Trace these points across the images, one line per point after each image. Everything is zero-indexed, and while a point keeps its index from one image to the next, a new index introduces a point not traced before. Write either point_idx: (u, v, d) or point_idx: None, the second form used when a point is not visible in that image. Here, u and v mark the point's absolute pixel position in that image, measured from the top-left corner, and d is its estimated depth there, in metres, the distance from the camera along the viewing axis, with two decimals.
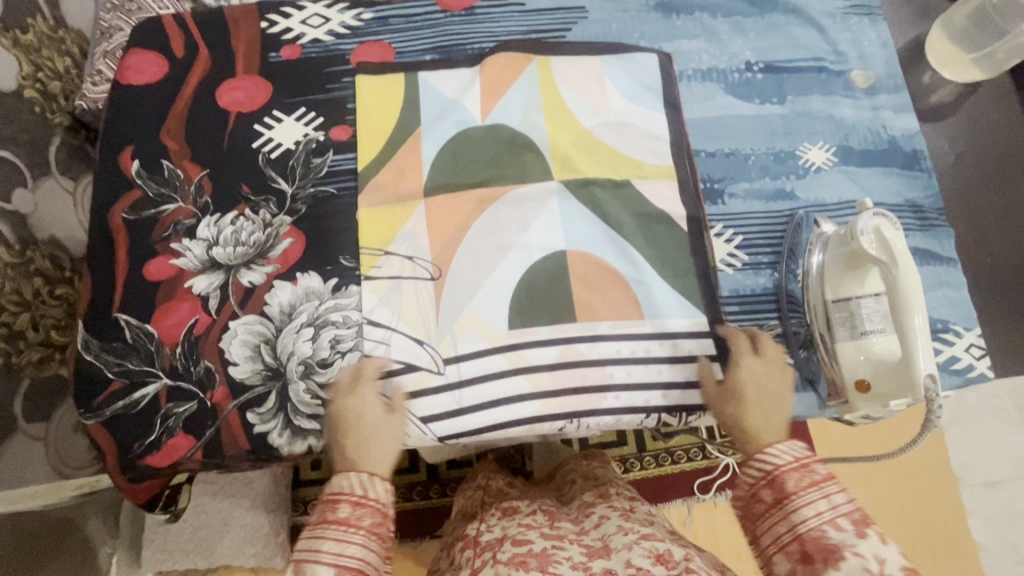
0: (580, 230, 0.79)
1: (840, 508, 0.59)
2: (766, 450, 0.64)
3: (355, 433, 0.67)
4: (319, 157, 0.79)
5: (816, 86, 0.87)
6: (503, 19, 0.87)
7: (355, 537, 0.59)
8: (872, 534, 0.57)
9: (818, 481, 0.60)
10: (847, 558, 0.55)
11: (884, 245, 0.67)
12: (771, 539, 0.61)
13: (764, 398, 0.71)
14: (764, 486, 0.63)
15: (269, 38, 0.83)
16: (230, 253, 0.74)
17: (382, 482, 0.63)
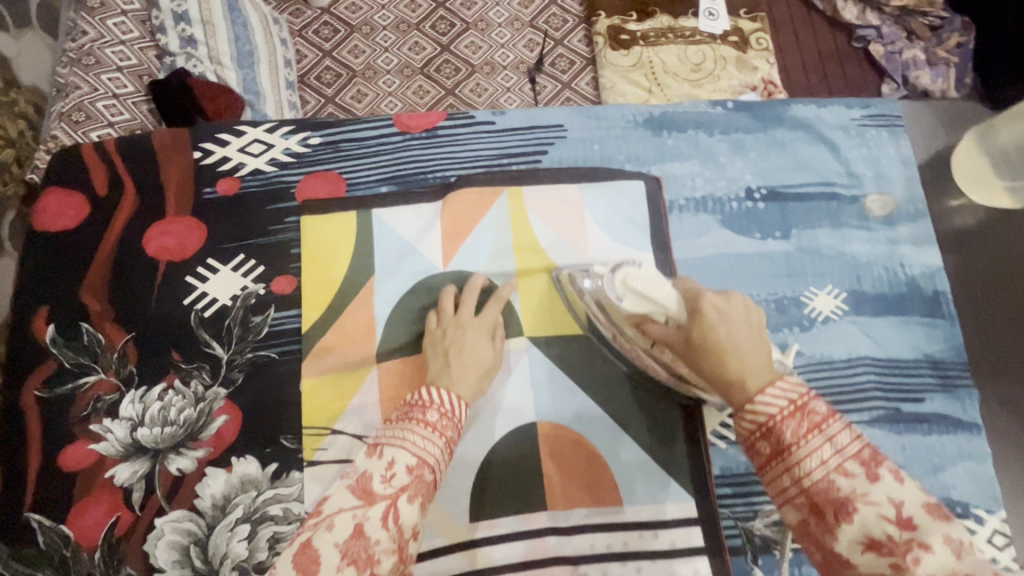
0: (553, 398, 0.70)
1: (848, 451, 0.45)
2: (758, 396, 0.49)
3: (457, 343, 0.65)
4: (259, 315, 0.70)
5: (825, 216, 0.77)
6: (471, 142, 0.77)
7: (438, 441, 0.55)
8: (887, 475, 0.44)
9: (820, 424, 0.46)
10: (859, 512, 0.43)
11: (634, 293, 0.62)
12: (778, 492, 0.48)
13: (718, 325, 0.56)
14: (760, 437, 0.49)
15: (204, 170, 0.74)
16: (157, 434, 0.66)
17: (466, 405, 0.60)
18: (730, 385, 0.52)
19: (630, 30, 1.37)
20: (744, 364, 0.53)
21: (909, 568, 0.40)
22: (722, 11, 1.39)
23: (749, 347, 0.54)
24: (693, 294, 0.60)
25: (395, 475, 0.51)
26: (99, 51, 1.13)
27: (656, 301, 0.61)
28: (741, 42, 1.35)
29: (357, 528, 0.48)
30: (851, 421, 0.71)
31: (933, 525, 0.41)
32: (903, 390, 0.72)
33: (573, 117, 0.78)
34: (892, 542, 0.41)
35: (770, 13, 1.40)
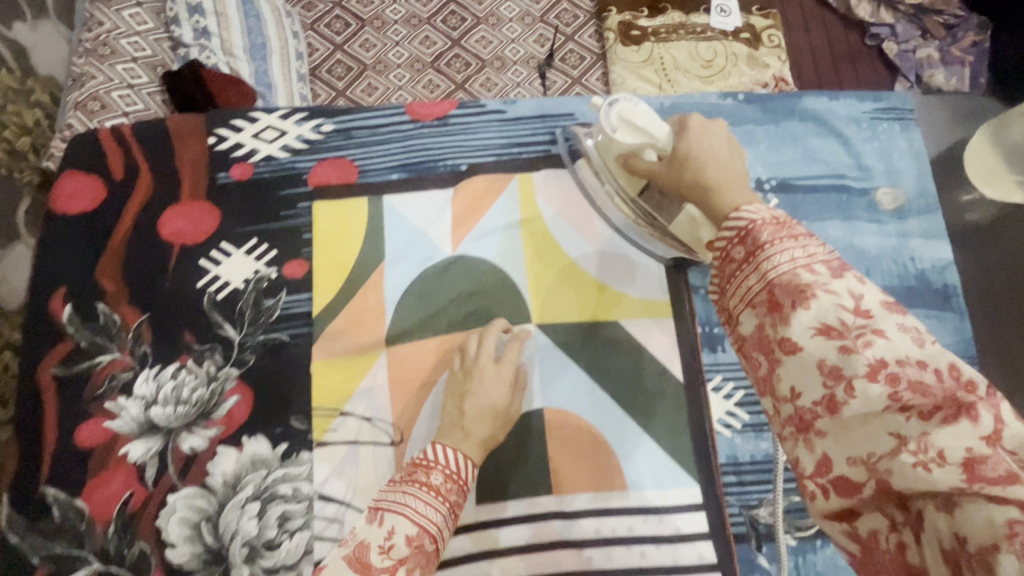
0: (560, 385, 0.71)
1: (818, 257, 0.42)
2: (739, 210, 0.48)
3: (477, 385, 0.65)
4: (271, 298, 0.71)
5: (835, 208, 0.77)
6: (482, 129, 0.77)
7: (440, 506, 0.56)
8: (852, 276, 0.41)
9: (798, 234, 0.44)
10: (818, 298, 0.40)
11: (625, 122, 0.64)
12: (736, 296, 0.45)
13: (705, 166, 0.55)
14: (737, 244, 0.46)
15: (217, 155, 0.74)
16: (170, 413, 0.67)
17: (474, 468, 0.60)
18: (707, 191, 0.53)
19: (640, 26, 1.37)
20: (723, 174, 0.54)
21: (857, 351, 0.37)
22: (734, 8, 1.38)
23: (727, 158, 0.56)
24: (680, 121, 0.61)
25: (394, 545, 0.52)
26: (116, 41, 1.14)
27: (646, 132, 0.62)
28: (753, 39, 1.34)
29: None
30: None
31: (888, 316, 0.38)
32: None
33: (583, 106, 0.79)
34: (844, 327, 0.38)
35: (783, 10, 1.39)
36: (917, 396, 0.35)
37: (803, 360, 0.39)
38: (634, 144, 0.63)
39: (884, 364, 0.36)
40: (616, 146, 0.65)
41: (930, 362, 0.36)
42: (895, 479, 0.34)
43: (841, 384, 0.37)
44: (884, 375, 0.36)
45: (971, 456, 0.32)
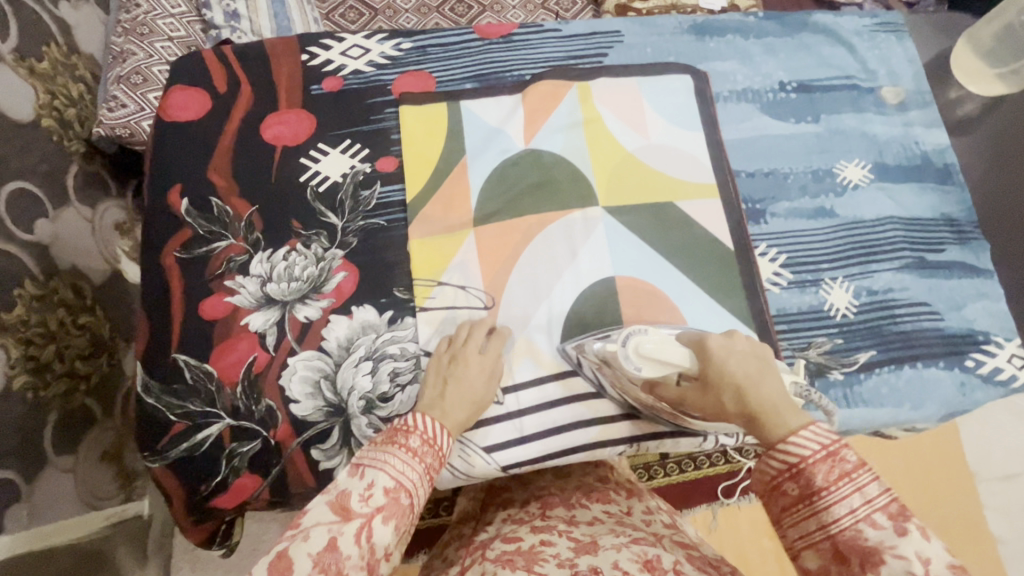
0: (628, 255, 0.80)
1: (877, 502, 0.47)
2: (791, 436, 0.51)
3: (458, 367, 0.68)
4: (368, 189, 0.80)
5: (848, 103, 0.89)
6: (541, 45, 0.88)
7: (417, 468, 0.55)
8: (915, 529, 0.45)
9: (852, 472, 0.48)
10: (887, 562, 0.45)
11: (654, 361, 0.63)
12: (800, 535, 0.50)
13: (727, 362, 0.58)
14: (788, 479, 0.51)
15: (311, 70, 0.83)
16: (285, 289, 0.74)
17: (450, 440, 0.60)
18: (752, 422, 0.54)
19: (635, 8, 1.50)
20: (761, 398, 0.55)
21: None
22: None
23: (759, 374, 0.56)
24: (697, 341, 0.61)
25: (373, 495, 0.52)
26: (153, 22, 1.25)
27: (668, 361, 0.62)
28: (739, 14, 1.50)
29: (331, 543, 0.48)
30: (884, 268, 0.82)
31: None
32: (926, 242, 0.83)
33: (628, 25, 0.90)
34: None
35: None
36: None
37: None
38: (667, 374, 0.62)
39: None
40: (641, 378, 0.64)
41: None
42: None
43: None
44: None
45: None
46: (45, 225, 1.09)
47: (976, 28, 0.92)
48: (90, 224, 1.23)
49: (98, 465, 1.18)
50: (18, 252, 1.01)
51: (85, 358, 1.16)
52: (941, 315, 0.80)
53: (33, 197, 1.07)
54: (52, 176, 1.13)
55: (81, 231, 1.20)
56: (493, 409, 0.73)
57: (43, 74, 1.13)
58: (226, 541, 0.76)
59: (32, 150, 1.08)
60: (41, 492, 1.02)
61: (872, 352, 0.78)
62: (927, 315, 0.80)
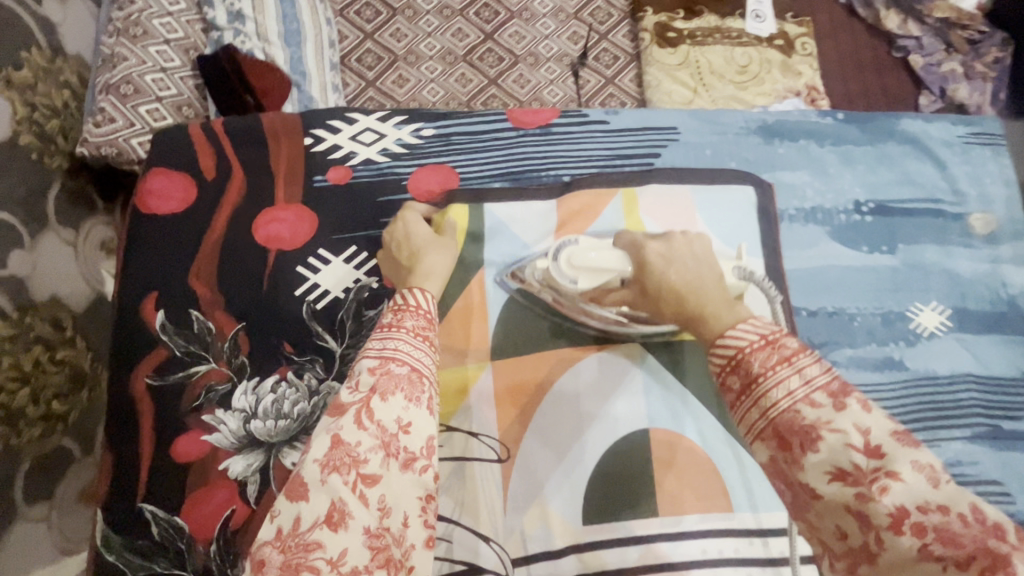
0: (666, 406, 0.70)
1: (817, 383, 0.43)
2: (728, 333, 0.50)
3: (408, 250, 0.65)
4: (372, 308, 0.69)
5: (931, 233, 0.77)
6: (584, 140, 0.76)
7: (400, 334, 0.52)
8: (855, 404, 0.42)
9: (790, 356, 0.45)
10: (825, 439, 0.40)
11: (590, 266, 0.65)
12: (747, 430, 0.46)
13: (666, 270, 0.60)
14: (730, 373, 0.48)
15: (314, 156, 0.72)
16: (271, 428, 0.65)
17: (425, 294, 0.57)
18: (697, 318, 0.55)
19: (677, 28, 1.34)
20: (700, 298, 0.56)
21: (876, 498, 0.38)
22: (767, 14, 1.37)
23: (697, 279, 0.58)
24: (635, 245, 0.64)
25: (361, 380, 0.48)
26: (147, 21, 1.08)
27: (606, 267, 0.64)
28: (787, 46, 1.33)
29: (335, 438, 0.44)
30: (953, 437, 0.72)
31: (902, 452, 0.39)
32: (1004, 408, 0.73)
33: (686, 120, 0.78)
34: (859, 472, 0.39)
35: (815, 17, 1.38)
36: (950, 549, 0.35)
37: (828, 504, 0.40)
38: (605, 277, 0.65)
39: (906, 513, 0.37)
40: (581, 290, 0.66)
41: (953, 507, 0.37)
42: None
43: (872, 534, 0.38)
44: (909, 526, 0.37)
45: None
46: (21, 257, 0.94)
47: None
48: (72, 249, 1.07)
49: (77, 510, 1.00)
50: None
51: (62, 398, 0.99)
52: (1014, 498, 0.70)
53: (7, 226, 0.93)
54: (31, 199, 0.98)
55: (62, 256, 1.04)
56: None
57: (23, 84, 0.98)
58: None
59: (8, 172, 0.94)
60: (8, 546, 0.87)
61: None
62: (997, 497, 0.70)
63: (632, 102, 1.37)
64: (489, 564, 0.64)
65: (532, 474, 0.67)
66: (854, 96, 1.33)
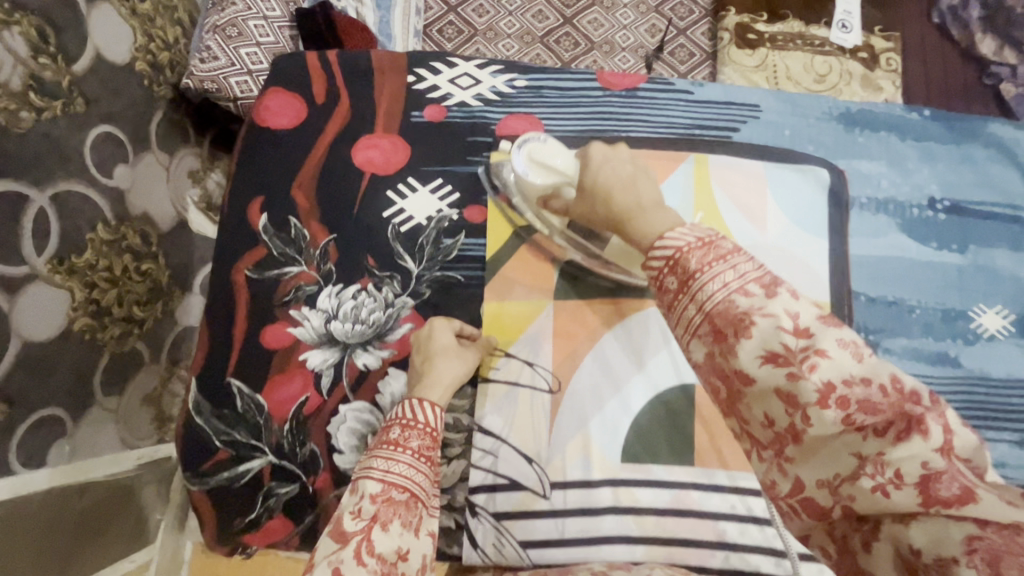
0: None
1: (749, 275, 0.42)
2: (664, 237, 0.47)
3: (424, 351, 0.68)
4: (450, 238, 0.74)
5: (1006, 238, 0.77)
6: (667, 107, 0.79)
7: (402, 456, 0.58)
8: (785, 292, 0.41)
9: (726, 253, 0.43)
10: (757, 325, 0.40)
11: (545, 165, 0.68)
12: (680, 326, 0.45)
13: (602, 168, 0.60)
14: (668, 273, 0.45)
15: (414, 94, 0.78)
16: (348, 330, 0.71)
17: (435, 409, 0.64)
18: (625, 222, 0.55)
19: (758, 31, 1.32)
20: (628, 197, 0.56)
21: (805, 377, 0.38)
22: (855, 24, 1.34)
23: (630, 179, 0.58)
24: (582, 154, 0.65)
25: (363, 507, 0.54)
26: None
27: (556, 169, 0.68)
28: (871, 59, 1.30)
29: (334, 570, 0.49)
30: (1002, 438, 0.72)
31: (828, 331, 0.39)
32: None
33: (769, 99, 0.80)
34: (789, 352, 0.39)
35: (905, 32, 1.33)
36: (870, 417, 0.37)
37: (759, 389, 0.40)
38: (555, 179, 0.68)
39: (833, 388, 0.37)
40: (534, 187, 0.70)
41: (874, 378, 0.37)
42: (857, 503, 0.38)
43: (799, 413, 0.39)
44: (834, 400, 0.37)
45: (929, 474, 0.35)
46: (123, 170, 1.03)
47: None
48: (165, 170, 1.15)
49: (142, 411, 1.06)
50: (94, 196, 0.95)
51: (143, 304, 1.06)
52: None
53: (114, 139, 1.01)
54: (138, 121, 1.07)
55: (155, 175, 1.12)
56: (538, 502, 0.68)
57: (144, 16, 1.10)
58: None
59: (124, 94, 1.04)
60: (82, 432, 0.93)
61: None
62: None
63: None
64: (530, 482, 0.69)
65: (580, 412, 0.71)
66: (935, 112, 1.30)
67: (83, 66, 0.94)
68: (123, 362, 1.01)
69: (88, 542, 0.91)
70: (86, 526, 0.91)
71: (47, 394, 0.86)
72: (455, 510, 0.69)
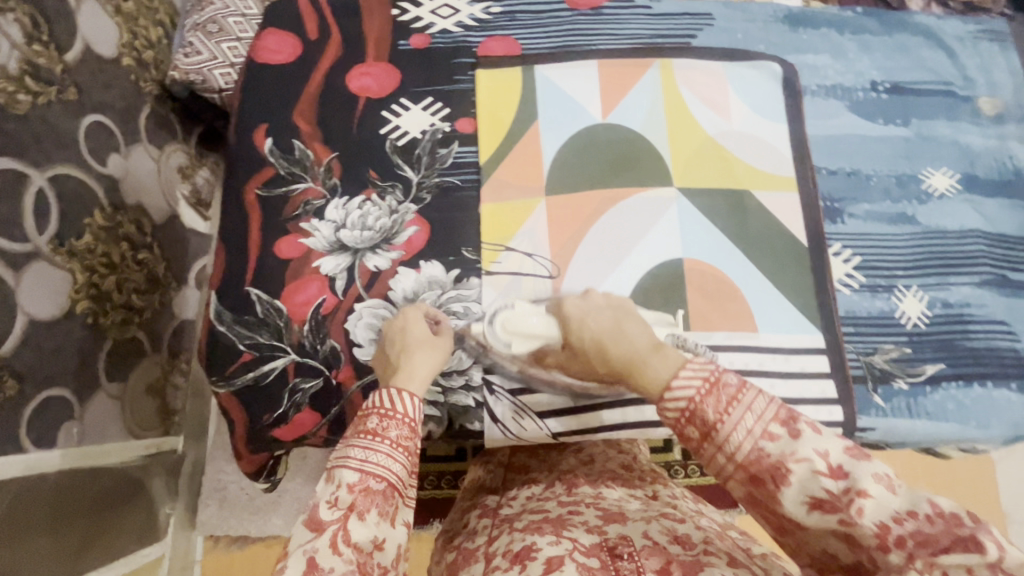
0: (700, 240, 0.79)
1: (767, 415, 0.47)
2: (671, 383, 0.51)
3: (399, 343, 0.66)
4: (445, 147, 0.80)
5: (943, 111, 0.86)
6: (630, 22, 0.87)
7: (381, 446, 0.55)
8: (806, 428, 0.46)
9: (736, 395, 0.48)
10: (793, 471, 0.45)
11: (522, 332, 0.69)
12: (715, 472, 0.50)
13: (585, 323, 0.63)
14: (686, 423, 0.50)
15: (399, 26, 0.84)
16: (357, 237, 0.76)
17: (413, 398, 0.59)
18: (628, 370, 0.56)
19: None
20: (622, 347, 0.58)
21: (856, 521, 0.43)
22: None
23: (613, 325, 0.61)
24: (557, 307, 0.67)
25: (340, 498, 0.52)
26: None
27: (536, 334, 0.68)
28: None
29: (311, 561, 0.50)
30: (963, 282, 0.79)
31: (861, 467, 0.44)
32: (1010, 261, 0.80)
33: (719, 8, 0.88)
34: (833, 497, 0.44)
35: None
36: (924, 546, 0.41)
37: (815, 530, 0.45)
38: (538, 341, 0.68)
39: (886, 527, 0.42)
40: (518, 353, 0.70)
41: (917, 508, 0.42)
42: None
43: (863, 548, 0.44)
44: (891, 539, 0.42)
45: None
46: (116, 159, 1.07)
47: None
48: (155, 163, 1.18)
49: (143, 398, 1.14)
50: (90, 182, 0.99)
51: (141, 292, 1.12)
52: (1018, 335, 0.78)
53: (106, 130, 1.04)
54: (127, 113, 1.10)
55: (145, 168, 1.15)
56: None
57: (128, 14, 1.10)
58: (269, 476, 0.85)
59: (112, 86, 1.05)
60: (90, 414, 1.00)
61: (941, 365, 0.76)
62: (1002, 335, 0.77)
63: None
64: None
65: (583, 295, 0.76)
66: None
67: (75, 54, 0.96)
68: (127, 346, 1.08)
69: (90, 527, 0.99)
70: (97, 507, 1.01)
71: (49, 374, 0.90)
72: (473, 390, 0.73)
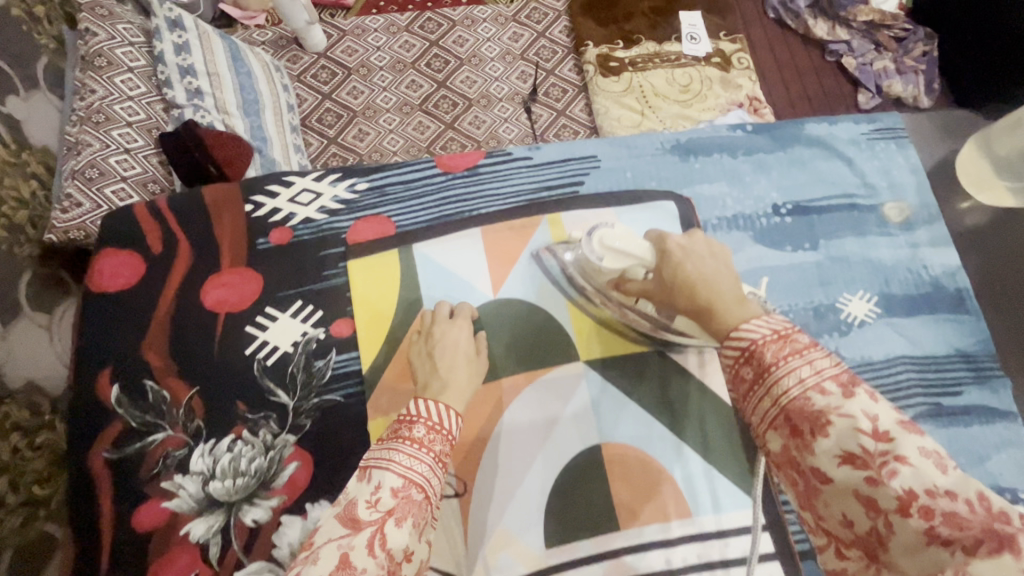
0: (617, 418, 0.71)
1: (826, 373, 0.42)
2: (740, 325, 0.47)
3: (448, 359, 0.66)
4: (322, 359, 0.71)
5: (849, 227, 0.82)
6: (511, 177, 0.81)
7: (426, 458, 0.54)
8: (864, 393, 0.41)
9: (802, 348, 0.44)
10: (833, 424, 0.40)
11: (617, 254, 0.65)
12: (756, 417, 0.45)
13: (685, 261, 0.57)
14: (743, 365, 0.46)
15: (256, 222, 0.76)
16: (229, 487, 0.66)
17: (456, 415, 0.59)
18: (707, 312, 0.51)
19: (618, 57, 1.32)
20: (712, 292, 0.52)
21: (884, 482, 0.37)
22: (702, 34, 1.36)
23: (713, 274, 0.54)
24: (659, 237, 0.62)
25: (382, 498, 0.49)
26: (109, 108, 0.97)
27: (631, 254, 0.64)
28: (724, 62, 1.33)
29: (344, 557, 0.45)
30: None
31: (908, 438, 0.38)
32: (940, 385, 0.75)
33: (604, 147, 0.83)
34: (867, 455, 0.38)
35: (749, 32, 1.39)
36: (955, 530, 0.34)
37: (838, 488, 0.39)
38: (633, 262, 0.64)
39: (915, 497, 0.36)
40: (605, 272, 0.67)
41: (961, 492, 0.35)
42: None
43: (882, 518, 0.37)
44: (917, 509, 0.35)
45: None
46: None
47: (989, 132, 0.89)
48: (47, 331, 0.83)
49: None
50: None
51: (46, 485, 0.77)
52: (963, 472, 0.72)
53: None
54: None
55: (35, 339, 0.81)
56: None
57: None
58: None
59: None
60: None
61: None
62: None
63: (575, 89, 1.32)
64: None
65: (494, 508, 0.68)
66: (796, 100, 1.33)
67: None
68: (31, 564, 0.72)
69: None
70: None
71: None
72: None
